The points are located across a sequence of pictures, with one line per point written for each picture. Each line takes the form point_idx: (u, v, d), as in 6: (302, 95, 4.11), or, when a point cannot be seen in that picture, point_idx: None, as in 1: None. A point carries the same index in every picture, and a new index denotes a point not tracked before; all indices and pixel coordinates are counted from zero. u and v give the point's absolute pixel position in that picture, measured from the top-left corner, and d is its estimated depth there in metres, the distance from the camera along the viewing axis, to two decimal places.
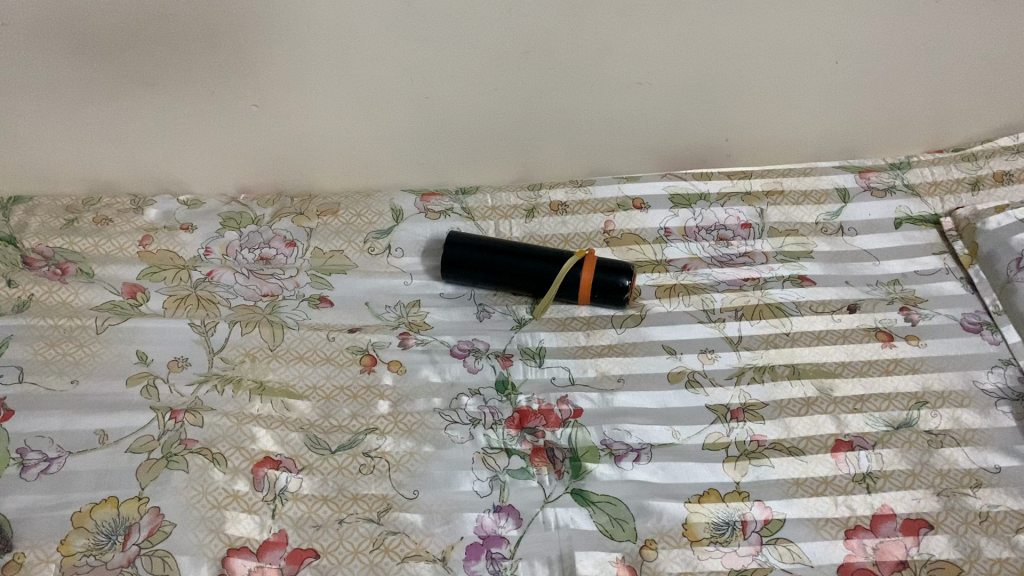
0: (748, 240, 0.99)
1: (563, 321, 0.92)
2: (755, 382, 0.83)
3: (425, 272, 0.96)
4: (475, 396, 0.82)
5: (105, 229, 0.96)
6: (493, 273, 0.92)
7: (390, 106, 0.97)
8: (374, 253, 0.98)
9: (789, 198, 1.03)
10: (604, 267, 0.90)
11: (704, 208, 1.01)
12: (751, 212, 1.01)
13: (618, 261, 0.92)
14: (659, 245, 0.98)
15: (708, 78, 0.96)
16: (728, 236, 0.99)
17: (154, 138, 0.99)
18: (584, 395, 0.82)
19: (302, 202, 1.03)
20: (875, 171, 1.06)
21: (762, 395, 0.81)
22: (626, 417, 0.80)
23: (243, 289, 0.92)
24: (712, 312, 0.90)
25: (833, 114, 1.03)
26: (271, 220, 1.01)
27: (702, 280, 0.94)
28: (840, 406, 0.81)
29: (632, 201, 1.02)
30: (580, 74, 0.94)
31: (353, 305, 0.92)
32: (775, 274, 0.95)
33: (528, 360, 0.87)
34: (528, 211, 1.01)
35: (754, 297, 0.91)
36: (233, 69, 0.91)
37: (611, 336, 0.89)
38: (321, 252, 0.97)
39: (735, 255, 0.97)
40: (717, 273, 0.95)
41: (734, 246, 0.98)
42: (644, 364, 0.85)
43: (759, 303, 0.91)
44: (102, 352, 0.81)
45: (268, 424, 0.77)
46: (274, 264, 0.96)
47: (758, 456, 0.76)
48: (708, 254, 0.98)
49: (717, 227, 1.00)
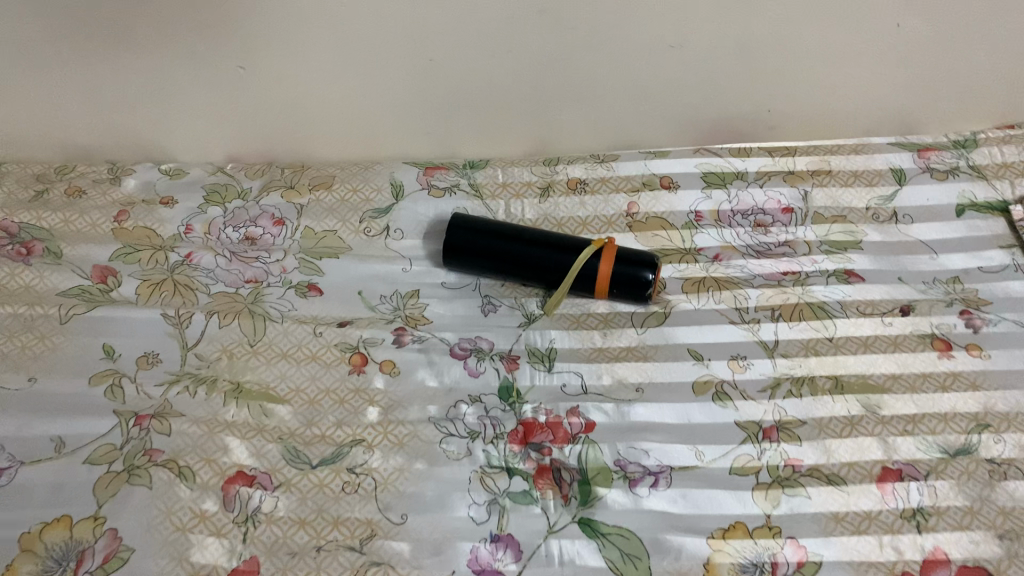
0: (789, 227, 0.87)
1: (577, 317, 0.81)
2: (793, 396, 0.73)
3: (426, 258, 0.86)
4: (475, 404, 0.73)
5: (78, 202, 0.87)
6: (500, 261, 0.82)
7: (389, 68, 0.86)
8: (370, 235, 0.87)
9: (837, 179, 0.90)
10: (625, 258, 0.80)
11: (741, 188, 0.89)
12: (794, 194, 0.89)
13: (643, 251, 0.82)
14: (687, 231, 0.86)
15: (750, 41, 0.85)
16: (766, 222, 0.87)
17: (132, 101, 0.90)
18: (597, 406, 0.73)
19: (293, 174, 0.92)
20: (937, 149, 0.92)
21: (799, 411, 0.72)
22: (644, 433, 0.71)
23: (224, 273, 0.83)
24: (746, 312, 0.80)
25: (891, 84, 0.91)
26: (259, 194, 0.90)
27: (735, 273, 0.83)
28: (888, 427, 0.71)
29: (659, 179, 0.89)
30: (605, 35, 0.83)
31: (344, 294, 0.82)
32: (819, 267, 0.83)
33: (536, 363, 0.76)
34: (544, 190, 0.89)
35: (793, 295, 0.81)
36: (215, 25, 0.81)
37: (632, 338, 0.78)
38: (311, 232, 0.87)
39: (774, 245, 0.86)
40: (753, 266, 0.84)
41: (773, 234, 0.87)
42: (666, 371, 0.75)
43: (800, 303, 0.80)
44: (64, 345, 0.74)
45: (243, 434, 0.70)
46: (260, 244, 0.86)
47: (792, 484, 0.67)
48: (745, 245, 0.86)
49: (755, 212, 0.88)
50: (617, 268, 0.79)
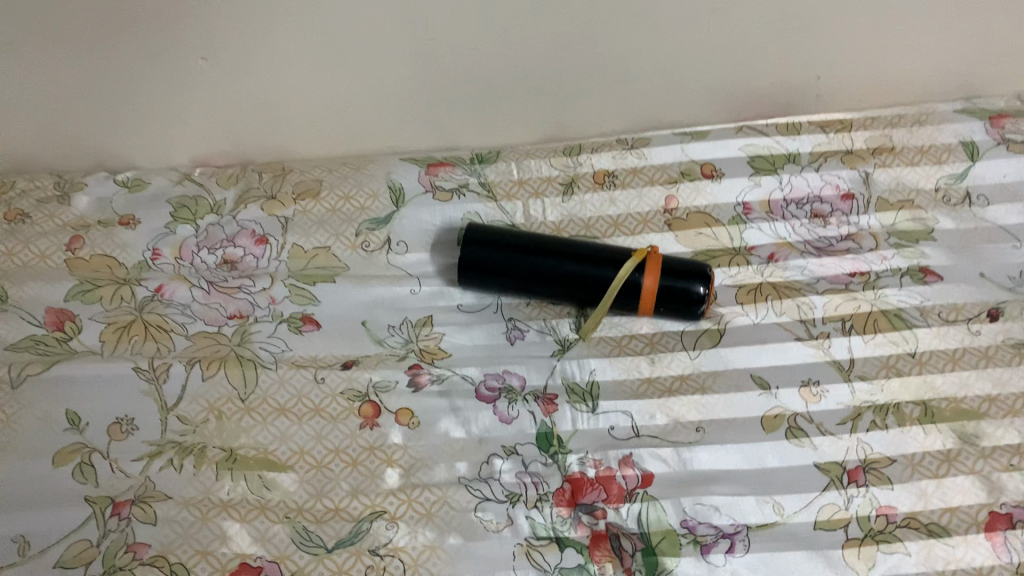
0: (850, 217, 0.76)
1: (618, 341, 0.70)
2: (876, 429, 0.64)
3: (437, 275, 0.74)
4: (511, 458, 0.63)
5: (21, 229, 0.74)
6: (526, 279, 0.70)
7: (379, 53, 0.73)
8: (369, 250, 0.75)
9: (901, 158, 0.79)
10: (673, 270, 0.69)
11: (793, 174, 0.78)
12: (853, 177, 0.78)
13: (690, 261, 0.71)
14: (735, 227, 0.76)
15: (802, 7, 0.73)
16: (824, 212, 0.77)
17: (76, 104, 0.76)
18: (653, 454, 0.63)
19: (272, 181, 0.79)
20: (1012, 115, 0.80)
21: (886, 447, 0.63)
22: (711, 485, 0.61)
23: (202, 308, 0.71)
24: (813, 325, 0.69)
25: (966, 52, 0.78)
26: (235, 206, 0.77)
27: (794, 276, 0.73)
28: (990, 461, 0.61)
29: (700, 167, 0.78)
30: (634, 4, 0.71)
31: (346, 327, 0.70)
32: (889, 265, 0.73)
33: (577, 403, 0.66)
34: (567, 186, 0.77)
35: (864, 302, 0.70)
36: (170, 10, 0.68)
37: (686, 365, 0.68)
38: (300, 251, 0.75)
39: (836, 240, 0.75)
40: (813, 267, 0.73)
41: (833, 226, 0.76)
42: (729, 405, 0.65)
43: (873, 311, 0.70)
44: (20, 416, 0.62)
45: (242, 514, 0.59)
46: (241, 269, 0.74)
47: (887, 539, 0.58)
48: (803, 242, 0.75)
49: (811, 200, 0.77)
50: (665, 283, 0.68)
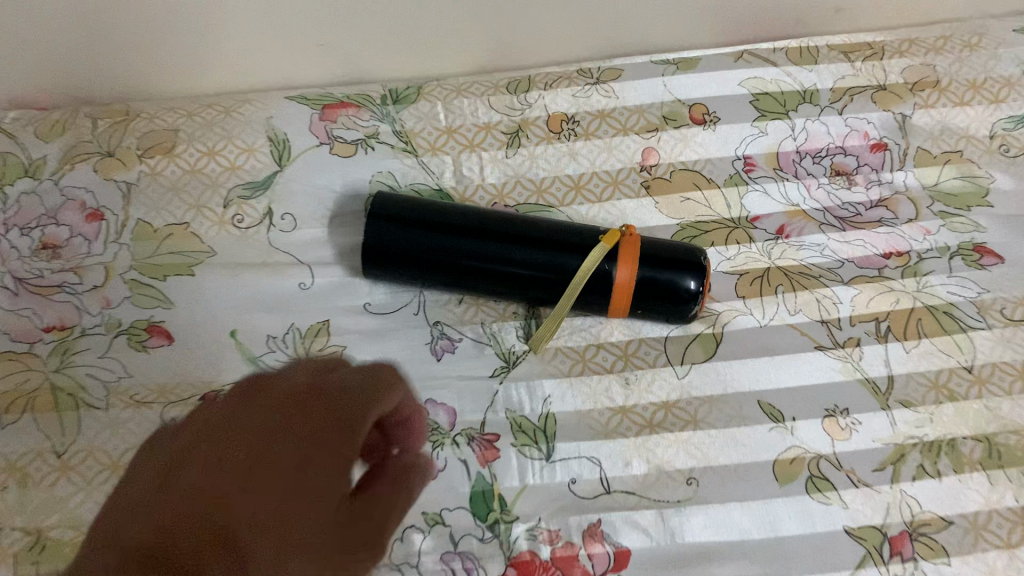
0: (882, 175, 0.58)
1: (582, 353, 0.52)
2: (925, 477, 0.47)
3: (336, 261, 0.55)
4: (438, 532, 0.45)
5: None
6: (457, 273, 0.51)
7: None
8: (243, 226, 0.55)
9: (948, 95, 0.60)
10: (656, 261, 0.50)
11: (809, 117, 0.59)
12: (886, 121, 0.60)
13: (681, 243, 0.52)
14: (734, 189, 0.57)
15: None
16: (848, 168, 0.58)
17: None
18: (630, 520, 0.46)
19: (110, 129, 0.57)
20: None
21: (939, 503, 0.47)
22: (710, 565, 0.45)
23: (6, 319, 0.51)
24: (837, 329, 0.52)
25: None
26: (57, 166, 0.56)
27: (812, 257, 0.55)
28: None
29: (689, 108, 0.59)
30: None
31: (209, 341, 0.51)
32: (934, 243, 0.55)
33: (525, 446, 0.48)
34: (513, 135, 0.58)
35: (904, 294, 0.53)
36: None
37: (672, 388, 0.51)
38: (149, 229, 0.54)
39: (864, 206, 0.57)
40: (836, 246, 0.56)
41: (860, 187, 0.58)
42: (730, 445, 0.49)
43: (915, 307, 0.53)
44: None
45: None
46: (64, 258, 0.53)
47: None
48: (822, 210, 0.57)
49: (831, 152, 0.59)
50: (647, 276, 0.50)
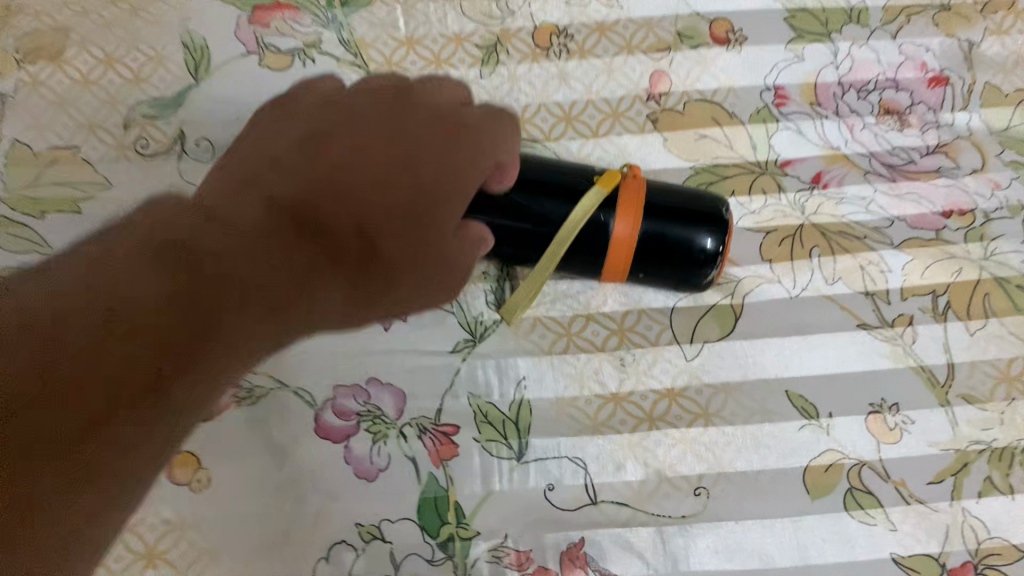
0: (941, 116, 0.47)
1: (568, 325, 0.41)
2: (993, 493, 0.38)
3: None
4: (374, 555, 0.35)
5: None
6: None
7: None
8: (146, 153, 0.44)
9: None
10: (670, 214, 0.39)
11: (853, 41, 0.48)
12: (948, 51, 0.48)
13: (697, 190, 0.41)
14: (761, 126, 0.47)
15: None
16: (900, 105, 0.47)
17: None
18: (623, 541, 0.36)
19: None
20: None
21: (1010, 527, 0.37)
22: None
23: None
24: (886, 304, 0.42)
25: None
26: None
27: (855, 214, 0.45)
28: None
29: (709, 24, 0.48)
30: None
31: None
32: (1005, 201, 0.45)
33: (492, 443, 0.38)
34: (489, 50, 0.47)
35: (969, 263, 0.43)
36: None
37: (679, 372, 0.40)
38: (24, 152, 0.42)
39: (918, 150, 0.46)
40: (884, 201, 0.45)
41: (914, 130, 0.47)
42: (750, 446, 0.39)
43: (982, 280, 0.43)
44: None
45: None
46: None
47: None
48: (867, 156, 0.46)
49: (880, 85, 0.48)
50: (654, 231, 0.39)
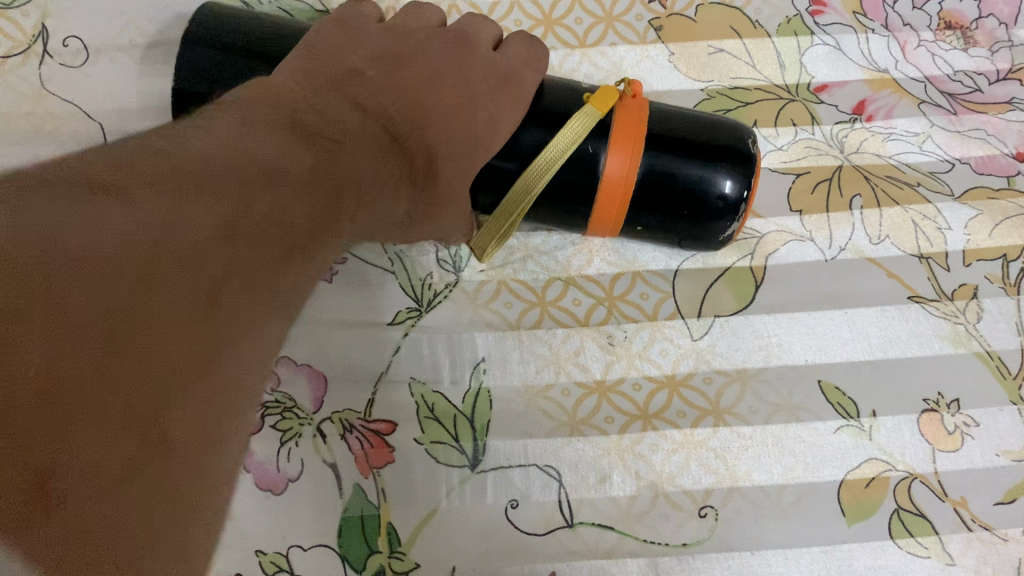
0: (1012, 34, 0.38)
1: (543, 291, 0.33)
2: None
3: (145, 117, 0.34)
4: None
5: None
6: None
7: None
8: None
9: None
10: (686, 153, 0.29)
11: None
12: None
13: (716, 117, 0.32)
14: (790, 39, 0.37)
15: None
16: (964, 18, 0.38)
17: None
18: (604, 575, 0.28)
19: None
20: None
21: None
22: None
23: None
24: (945, 270, 0.33)
25: None
26: None
27: (905, 155, 0.35)
28: None
29: None
30: None
31: None
32: None
33: (437, 445, 0.29)
34: None
35: None
36: None
37: (683, 355, 0.32)
38: None
39: (986, 76, 0.37)
40: (942, 139, 0.36)
41: (980, 51, 0.38)
42: (773, 453, 0.30)
43: None
44: None
45: None
46: None
47: None
48: (923, 81, 0.37)
49: None
50: (663, 169, 0.29)
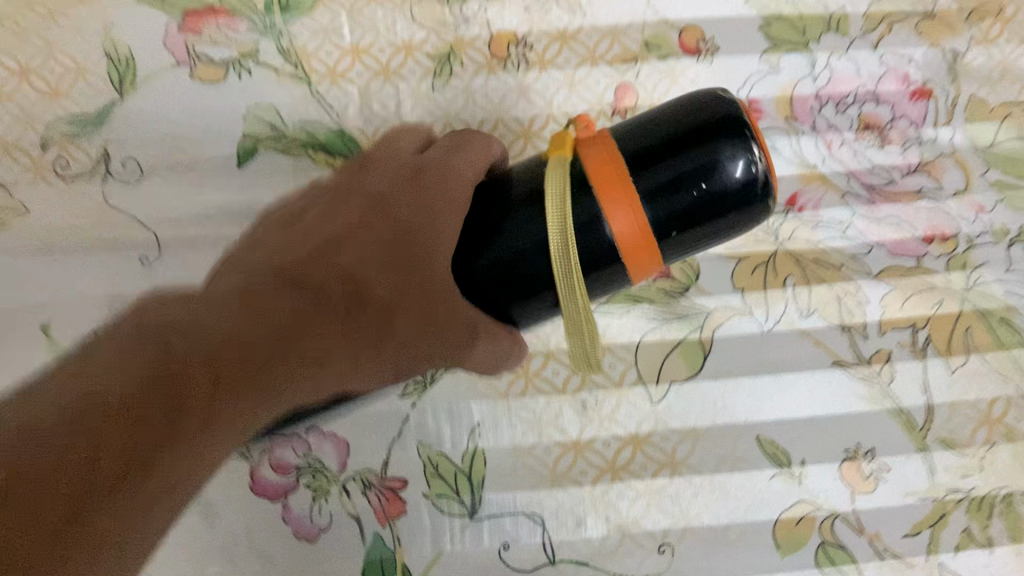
0: (922, 131, 0.44)
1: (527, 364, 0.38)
2: (970, 545, 0.36)
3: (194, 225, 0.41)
4: None
5: None
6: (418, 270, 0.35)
7: None
8: (64, 175, 0.40)
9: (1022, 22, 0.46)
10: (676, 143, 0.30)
11: (837, 46, 0.45)
12: (936, 58, 0.45)
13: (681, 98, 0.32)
14: None
15: None
16: (881, 120, 0.45)
17: None
18: None
19: None
20: None
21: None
22: None
23: None
24: (864, 339, 0.40)
25: None
26: None
27: (831, 242, 0.42)
28: None
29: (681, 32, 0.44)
30: None
31: None
32: (988, 225, 0.43)
33: (445, 498, 0.36)
34: (441, 61, 0.43)
35: (950, 295, 0.41)
36: None
37: (645, 416, 0.38)
38: None
39: (900, 171, 0.44)
40: (862, 226, 0.43)
41: (894, 147, 0.44)
42: (720, 499, 0.37)
43: (963, 312, 0.40)
44: None
45: None
46: None
47: None
48: (845, 176, 0.44)
49: (861, 98, 0.45)
50: (660, 170, 0.30)
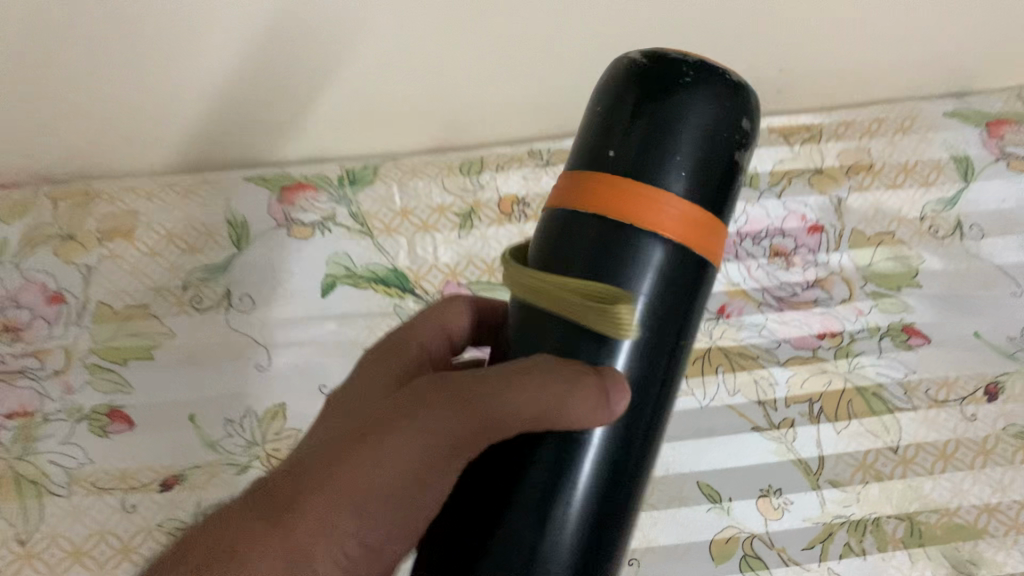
0: (817, 257, 0.61)
1: None
2: (852, 554, 0.50)
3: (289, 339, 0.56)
4: None
5: None
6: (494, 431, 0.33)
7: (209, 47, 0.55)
8: (200, 307, 0.57)
9: (882, 179, 0.64)
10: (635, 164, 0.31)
11: (751, 200, 0.63)
12: (824, 205, 0.63)
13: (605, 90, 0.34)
14: None
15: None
16: (787, 249, 0.62)
17: None
18: None
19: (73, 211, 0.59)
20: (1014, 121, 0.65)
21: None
22: None
23: None
24: (773, 409, 0.55)
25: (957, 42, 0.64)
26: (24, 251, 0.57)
27: (751, 339, 0.58)
28: None
29: None
30: None
31: (166, 421, 0.53)
32: (865, 324, 0.59)
33: None
34: (465, 217, 0.61)
35: (836, 376, 0.56)
36: None
37: None
38: (109, 312, 0.56)
39: (802, 286, 0.60)
40: (774, 327, 0.59)
41: (797, 269, 0.61)
42: (671, 525, 0.51)
43: (845, 388, 0.56)
44: None
45: None
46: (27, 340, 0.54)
47: None
48: (761, 290, 0.60)
49: (771, 234, 0.62)
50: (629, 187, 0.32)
